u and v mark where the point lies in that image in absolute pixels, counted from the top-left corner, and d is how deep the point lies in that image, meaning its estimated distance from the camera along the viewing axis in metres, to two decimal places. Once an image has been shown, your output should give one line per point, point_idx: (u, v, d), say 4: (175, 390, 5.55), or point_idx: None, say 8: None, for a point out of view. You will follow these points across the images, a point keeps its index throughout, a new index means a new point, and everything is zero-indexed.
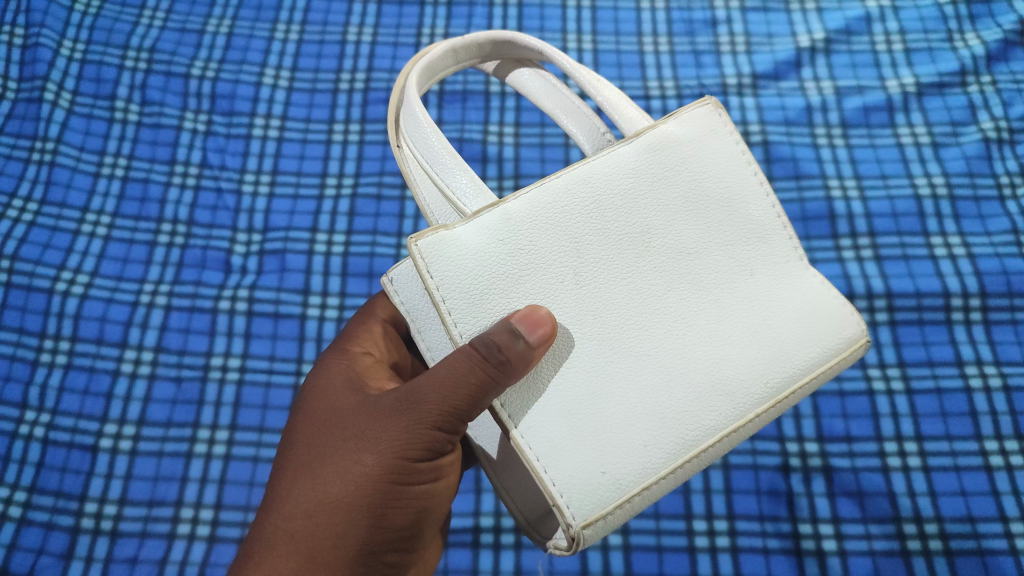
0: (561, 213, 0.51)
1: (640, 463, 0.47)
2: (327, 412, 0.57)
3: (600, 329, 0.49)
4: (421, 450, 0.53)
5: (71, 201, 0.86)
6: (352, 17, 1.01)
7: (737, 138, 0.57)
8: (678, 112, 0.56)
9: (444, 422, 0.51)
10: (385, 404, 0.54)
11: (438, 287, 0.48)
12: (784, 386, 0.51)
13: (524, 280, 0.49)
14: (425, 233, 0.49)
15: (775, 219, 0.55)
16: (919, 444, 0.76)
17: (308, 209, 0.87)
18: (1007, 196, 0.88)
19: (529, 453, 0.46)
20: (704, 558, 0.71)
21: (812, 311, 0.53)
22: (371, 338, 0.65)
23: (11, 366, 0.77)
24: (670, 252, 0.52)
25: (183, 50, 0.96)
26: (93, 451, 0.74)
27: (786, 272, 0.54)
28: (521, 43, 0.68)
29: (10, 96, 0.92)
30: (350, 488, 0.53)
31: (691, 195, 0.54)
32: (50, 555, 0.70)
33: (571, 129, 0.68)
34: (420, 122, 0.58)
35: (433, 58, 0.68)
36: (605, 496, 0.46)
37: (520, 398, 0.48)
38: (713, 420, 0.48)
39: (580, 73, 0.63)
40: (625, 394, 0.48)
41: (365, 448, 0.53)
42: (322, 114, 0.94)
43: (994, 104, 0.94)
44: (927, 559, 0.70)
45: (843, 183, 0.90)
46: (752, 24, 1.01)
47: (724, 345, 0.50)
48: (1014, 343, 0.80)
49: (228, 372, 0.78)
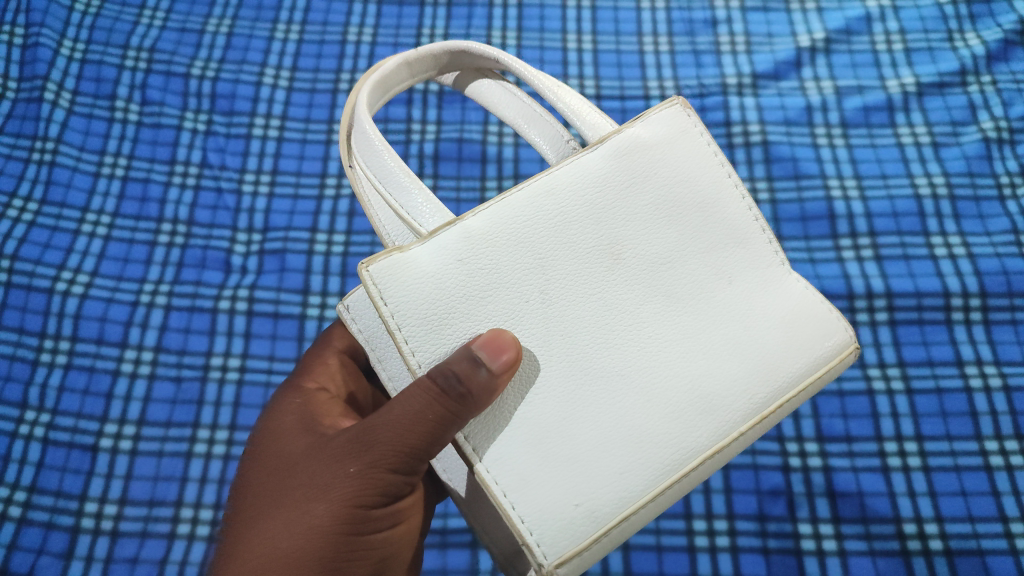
0: (524, 227, 0.51)
1: (618, 493, 0.46)
2: (277, 459, 0.57)
3: (570, 349, 0.49)
4: (377, 495, 0.53)
5: (71, 201, 0.86)
6: (352, 17, 1.01)
7: (709, 139, 0.57)
8: (644, 112, 0.56)
9: (399, 464, 0.52)
10: (337, 447, 0.54)
11: (393, 314, 0.48)
12: (768, 400, 0.51)
13: (485, 302, 0.49)
14: (378, 256, 0.48)
15: (751, 222, 0.55)
16: (919, 444, 0.76)
17: (308, 208, 0.87)
18: (1007, 196, 0.88)
19: (496, 488, 0.46)
20: (704, 558, 0.71)
21: (794, 317, 0.53)
22: (327, 372, 0.65)
23: (11, 366, 0.77)
24: (641, 263, 0.52)
25: (183, 50, 0.96)
26: (93, 451, 0.74)
27: (767, 279, 0.54)
28: (477, 52, 0.67)
29: (10, 96, 0.92)
30: (301, 542, 0.52)
31: (661, 203, 0.54)
32: (49, 555, 0.70)
33: (535, 139, 0.68)
34: (371, 139, 0.57)
35: (385, 72, 0.66)
36: (580, 531, 0.45)
37: (485, 429, 0.48)
38: (695, 442, 0.48)
39: (540, 82, 0.62)
40: (596, 418, 0.48)
41: (317, 496, 0.53)
42: (322, 114, 0.94)
43: (994, 104, 0.94)
44: (927, 559, 0.70)
45: (843, 183, 0.90)
46: (752, 24, 1.01)
47: (704, 360, 0.50)
48: (1014, 343, 0.80)
49: (228, 371, 0.79)
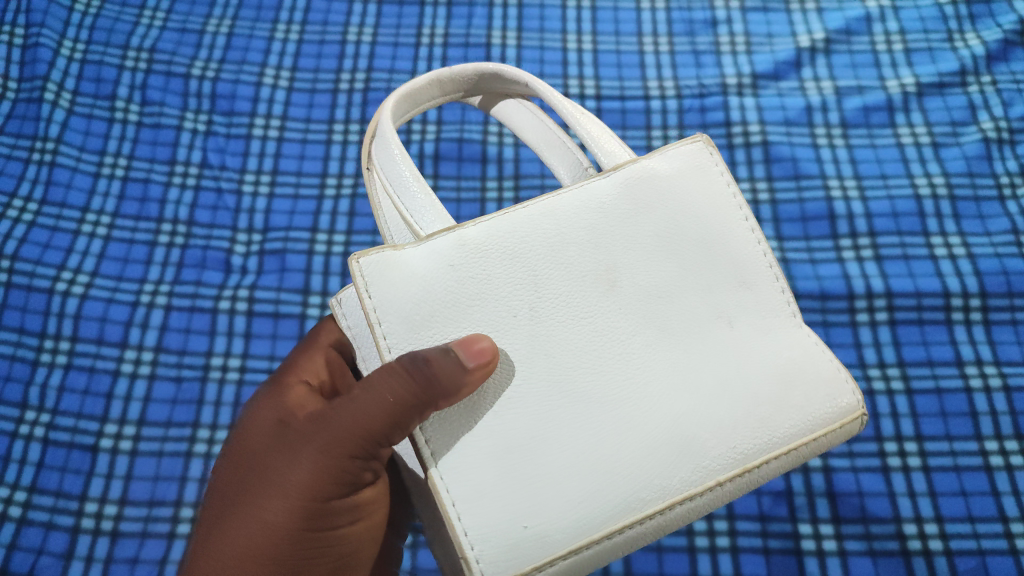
0: (522, 243, 0.51)
1: (571, 524, 0.45)
2: (242, 453, 0.58)
3: (551, 369, 0.48)
4: (337, 482, 0.54)
5: (71, 201, 0.86)
6: (352, 17, 1.01)
7: (730, 181, 0.56)
8: (666, 146, 0.56)
9: (359, 450, 0.53)
10: (300, 435, 0.55)
11: (375, 308, 0.49)
12: (755, 454, 0.48)
13: (470, 311, 0.49)
14: (370, 251, 0.50)
15: (764, 267, 0.54)
16: (919, 444, 0.76)
17: (308, 209, 0.87)
18: (1007, 196, 0.88)
19: (445, 495, 0.45)
20: (704, 558, 0.71)
21: (797, 372, 0.51)
22: (313, 368, 0.63)
23: (11, 366, 0.77)
24: (637, 292, 0.51)
25: (183, 50, 0.96)
26: (93, 451, 0.74)
27: (772, 327, 0.52)
28: (508, 76, 0.67)
29: (10, 96, 0.92)
30: (264, 529, 0.54)
31: (667, 234, 0.53)
32: (50, 555, 0.70)
33: (553, 164, 0.69)
34: (388, 142, 0.58)
35: (415, 87, 0.66)
36: (525, 555, 0.44)
37: (446, 436, 0.47)
38: (666, 483, 0.46)
39: (565, 107, 0.61)
40: (567, 443, 0.47)
41: (279, 484, 0.54)
42: (322, 114, 0.94)
43: (994, 104, 0.94)
44: (927, 559, 0.70)
45: (843, 184, 0.90)
46: (751, 24, 1.01)
47: (691, 400, 0.48)
48: (1014, 343, 0.80)
49: (228, 371, 0.79)
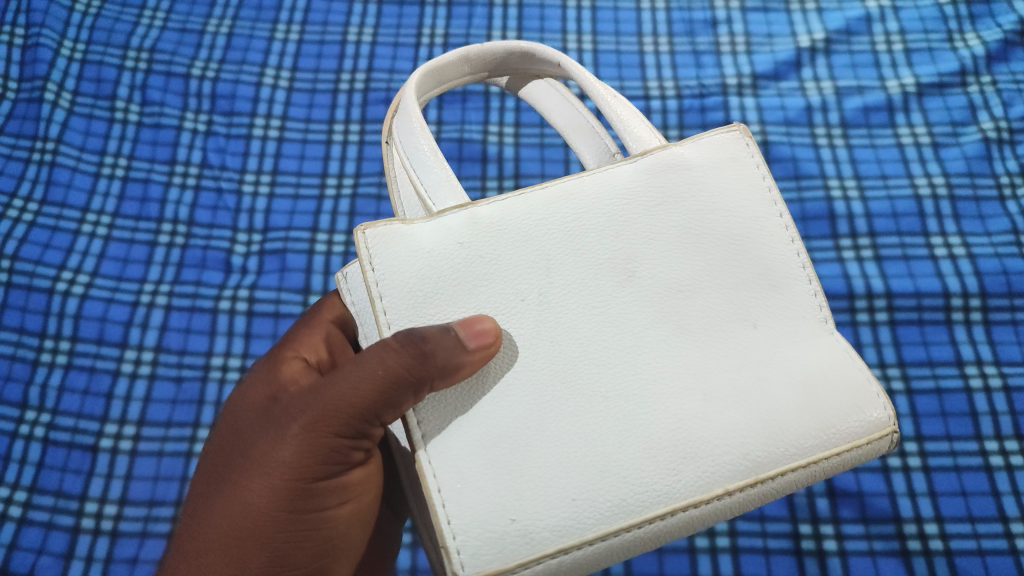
0: (538, 227, 0.51)
1: (561, 520, 0.45)
2: (233, 432, 0.58)
3: (557, 357, 0.49)
4: (324, 462, 0.53)
5: (71, 201, 0.86)
6: (352, 18, 1.01)
7: (766, 177, 0.56)
8: (696, 137, 0.56)
9: (345, 428, 0.52)
10: (287, 412, 0.54)
11: (378, 281, 0.49)
12: (767, 464, 0.48)
13: (477, 291, 0.49)
14: (377, 224, 0.50)
15: (796, 268, 0.53)
16: (919, 445, 0.76)
17: (308, 208, 0.87)
18: (1007, 196, 0.88)
19: (432, 481, 0.45)
20: (704, 558, 0.71)
21: (819, 383, 0.50)
22: (310, 343, 0.63)
23: (11, 366, 0.77)
24: (654, 285, 0.51)
25: (183, 50, 0.96)
26: (93, 451, 0.74)
27: (802, 332, 0.52)
28: (540, 56, 0.67)
29: (10, 96, 0.92)
30: (248, 511, 0.53)
31: (688, 228, 0.53)
32: (50, 555, 0.70)
33: (580, 147, 0.69)
34: (409, 117, 0.58)
35: (444, 62, 0.66)
36: (511, 549, 0.44)
37: (438, 419, 0.47)
38: (666, 485, 0.46)
39: (596, 89, 0.61)
40: (568, 436, 0.46)
41: (262, 463, 0.53)
42: (322, 114, 0.94)
43: (994, 104, 0.94)
44: (927, 559, 0.70)
45: (843, 184, 0.90)
46: (751, 24, 1.01)
47: (702, 402, 0.48)
48: (1014, 343, 0.80)
49: (228, 372, 0.78)
